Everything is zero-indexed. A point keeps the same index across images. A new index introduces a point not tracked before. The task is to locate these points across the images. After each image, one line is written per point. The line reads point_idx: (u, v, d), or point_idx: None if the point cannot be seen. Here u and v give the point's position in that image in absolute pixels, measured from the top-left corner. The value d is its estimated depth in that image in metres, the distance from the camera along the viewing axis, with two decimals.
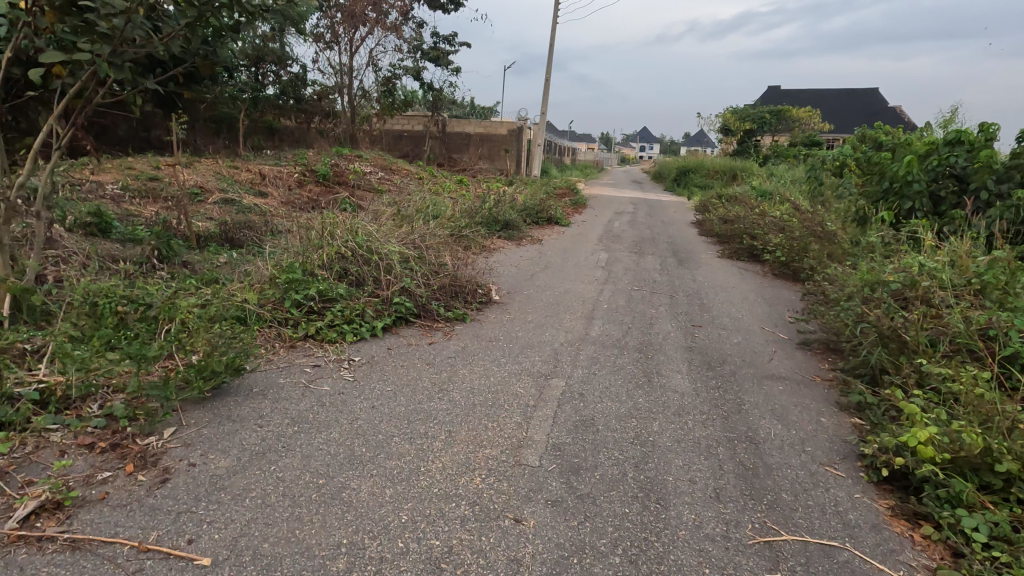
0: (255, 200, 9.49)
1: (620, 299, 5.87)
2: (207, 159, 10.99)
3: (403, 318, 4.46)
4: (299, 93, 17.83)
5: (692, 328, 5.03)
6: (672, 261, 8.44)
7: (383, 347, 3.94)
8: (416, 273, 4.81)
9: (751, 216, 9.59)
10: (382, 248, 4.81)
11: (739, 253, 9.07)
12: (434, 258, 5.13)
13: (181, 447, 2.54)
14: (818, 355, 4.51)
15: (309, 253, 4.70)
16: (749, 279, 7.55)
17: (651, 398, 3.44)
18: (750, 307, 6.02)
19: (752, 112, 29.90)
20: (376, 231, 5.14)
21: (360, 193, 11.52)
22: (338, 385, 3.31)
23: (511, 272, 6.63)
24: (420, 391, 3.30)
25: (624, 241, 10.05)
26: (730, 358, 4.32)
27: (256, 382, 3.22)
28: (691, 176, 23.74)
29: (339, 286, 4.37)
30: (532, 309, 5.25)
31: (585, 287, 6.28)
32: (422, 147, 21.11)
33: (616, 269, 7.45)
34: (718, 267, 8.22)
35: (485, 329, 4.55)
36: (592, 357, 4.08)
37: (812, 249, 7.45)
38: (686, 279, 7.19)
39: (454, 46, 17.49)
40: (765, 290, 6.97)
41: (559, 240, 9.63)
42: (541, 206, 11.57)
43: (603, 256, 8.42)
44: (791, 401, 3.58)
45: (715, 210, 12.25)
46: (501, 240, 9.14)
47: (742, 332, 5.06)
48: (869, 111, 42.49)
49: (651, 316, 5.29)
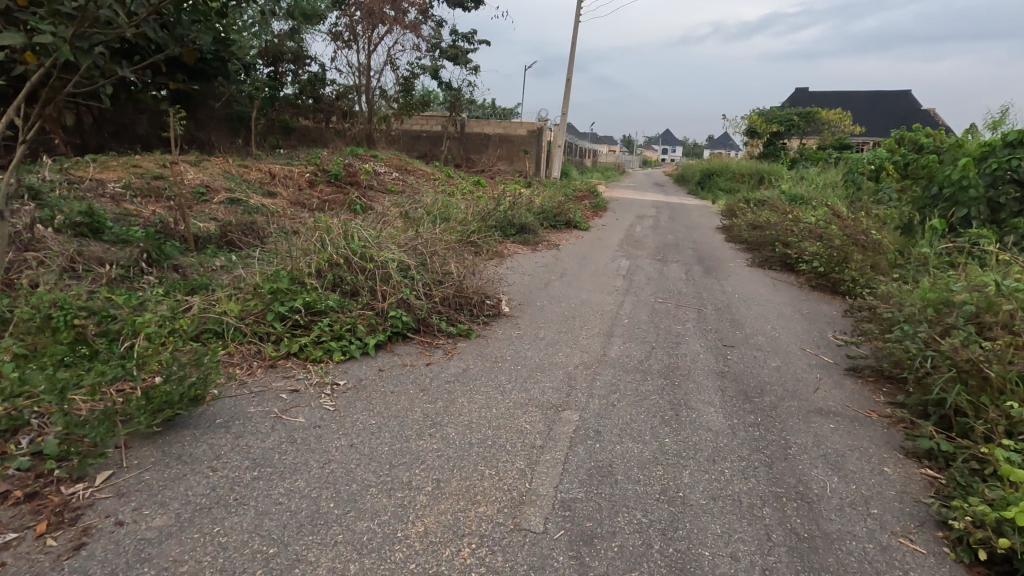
0: (263, 200, 9.19)
1: (642, 313, 5.35)
2: (217, 158, 10.73)
3: (400, 333, 4.01)
4: (316, 92, 17.60)
5: (724, 349, 4.49)
6: (698, 270, 7.86)
7: (374, 369, 3.49)
8: (417, 283, 4.36)
9: (784, 222, 8.96)
10: (380, 255, 4.37)
11: (771, 262, 8.45)
12: (437, 266, 4.68)
13: (112, 498, 2.11)
14: (871, 385, 3.94)
15: (300, 259, 4.28)
16: (784, 291, 6.94)
17: (679, 439, 2.93)
18: (787, 324, 5.44)
19: (779, 115, 29.00)
20: (375, 236, 4.71)
21: (372, 194, 11.17)
22: (316, 416, 2.86)
23: (524, 280, 6.15)
24: (410, 425, 2.84)
25: (646, 246, 9.51)
26: (769, 388, 3.78)
27: (221, 412, 2.80)
28: (715, 179, 23.01)
29: (329, 297, 3.94)
30: (545, 323, 4.76)
31: (604, 299, 5.77)
32: (440, 147, 20.76)
33: (637, 278, 6.91)
34: (749, 277, 7.61)
35: (490, 347, 4.07)
36: (610, 385, 3.58)
37: (854, 260, 6.82)
38: (714, 290, 6.64)
39: (473, 44, 17.10)
40: (802, 304, 6.37)
41: (577, 245, 9.14)
42: (559, 209, 11.07)
43: (625, 264, 7.87)
44: (845, 446, 3.05)
45: (742, 216, 11.61)
46: (515, 245, 8.66)
47: (781, 354, 4.50)
48: (902, 113, 41.07)
49: (677, 334, 4.76)
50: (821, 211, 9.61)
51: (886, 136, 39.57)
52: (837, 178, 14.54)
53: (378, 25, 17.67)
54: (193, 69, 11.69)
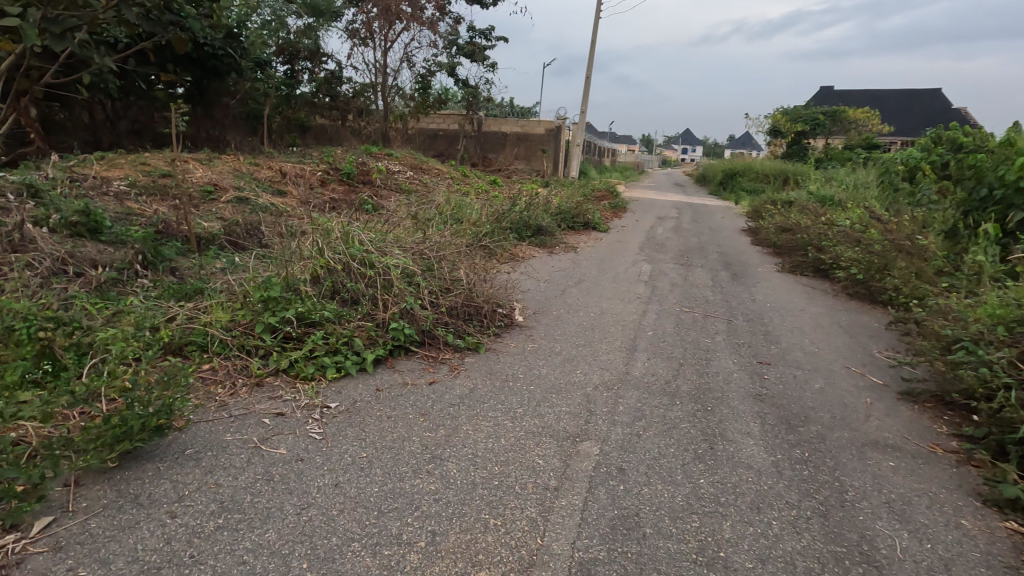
0: (273, 199, 8.96)
1: (667, 324, 4.93)
2: (228, 156, 10.54)
3: (402, 346, 3.66)
4: (332, 90, 17.42)
5: (759, 367, 4.07)
6: (725, 276, 7.39)
7: (370, 390, 3.14)
8: (422, 290, 4.01)
9: (816, 225, 8.44)
10: (382, 260, 4.03)
11: (803, 268, 7.95)
12: (446, 271, 4.32)
13: (46, 553, 1.79)
14: (931, 413, 3.49)
15: (297, 263, 3.96)
16: (820, 300, 6.46)
17: (716, 480, 2.54)
18: (827, 338, 4.98)
19: (804, 113, 28.14)
20: (379, 240, 4.37)
21: (384, 193, 10.90)
22: (301, 447, 2.52)
23: (539, 287, 5.77)
24: (406, 459, 2.48)
25: (669, 250, 9.06)
26: (815, 415, 3.35)
27: (192, 441, 2.47)
28: (738, 179, 22.33)
29: (327, 306, 3.62)
30: (562, 335, 4.38)
31: (626, 308, 5.37)
32: (456, 146, 20.46)
33: (661, 285, 6.49)
34: (781, 284, 7.13)
35: (501, 363, 3.70)
36: (634, 410, 3.18)
37: (897, 267, 6.31)
38: (743, 298, 6.18)
39: (491, 41, 16.74)
40: (841, 315, 5.89)
41: (596, 248, 8.73)
42: (577, 210, 10.66)
43: (647, 269, 7.44)
44: (912, 491, 2.62)
45: (769, 218, 11.08)
46: (531, 247, 8.29)
47: (824, 374, 4.06)
48: (933, 113, 39.71)
49: (707, 349, 4.34)
50: (856, 213, 9.08)
51: (915, 136, 38.29)
52: (868, 179, 13.90)
53: (395, 21, 17.43)
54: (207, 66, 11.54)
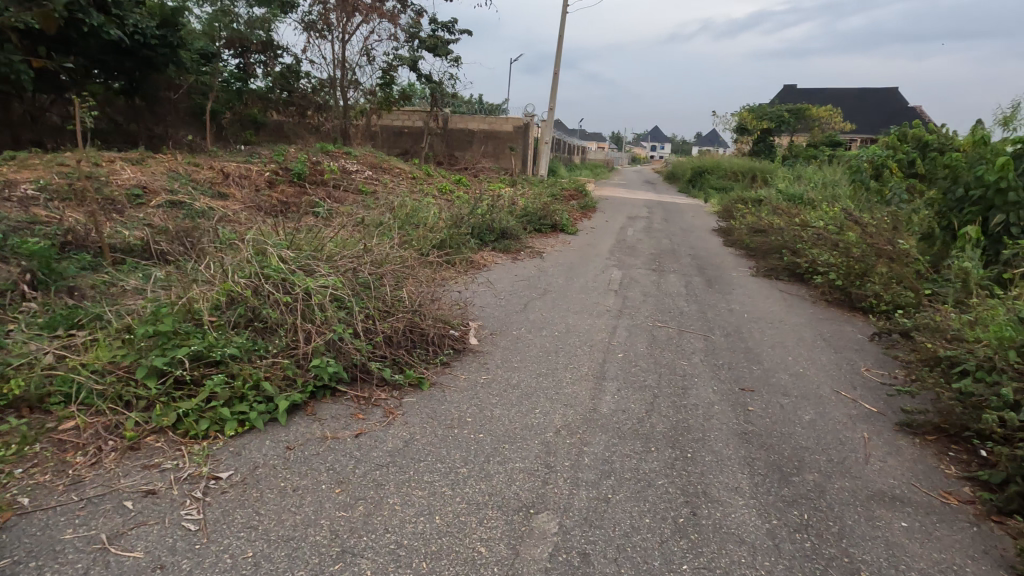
0: (211, 202, 8.20)
1: (640, 343, 4.44)
2: (166, 155, 9.67)
3: (327, 387, 3.06)
4: (288, 85, 16.55)
5: (743, 396, 3.60)
6: (700, 282, 6.98)
7: (277, 448, 2.54)
8: (355, 317, 3.41)
9: (790, 227, 8.13)
10: (307, 282, 3.42)
11: (778, 273, 7.60)
12: (385, 292, 3.75)
13: None
14: (937, 450, 3.08)
15: (203, 286, 3.33)
16: (799, 309, 6.09)
17: (701, 566, 2.03)
18: (813, 356, 4.57)
19: (769, 111, 28.27)
20: (307, 258, 3.76)
21: (339, 195, 10.20)
22: (165, 547, 1.91)
23: (500, 301, 5.24)
24: (307, 557, 1.91)
25: (640, 253, 8.66)
26: (810, 458, 2.89)
27: (13, 547, 1.85)
28: (707, 177, 22.22)
29: (233, 341, 2.99)
30: (521, 362, 3.84)
31: (594, 323, 4.87)
32: (420, 144, 19.74)
33: (632, 294, 6.03)
34: (757, 291, 6.76)
35: (446, 402, 3.15)
36: (601, 462, 2.67)
37: (877, 273, 5.97)
38: (719, 308, 5.78)
39: (454, 34, 16.09)
40: (822, 326, 5.52)
41: (563, 252, 8.25)
42: (544, 211, 10.14)
43: (617, 275, 6.98)
44: (935, 567, 2.16)
45: (741, 218, 10.78)
46: (494, 253, 7.74)
47: (814, 402, 3.61)
48: (892, 111, 40.61)
49: (684, 375, 3.86)
50: (829, 214, 8.81)
51: (875, 134, 39.11)
52: (836, 176, 13.78)
53: (353, 13, 16.64)
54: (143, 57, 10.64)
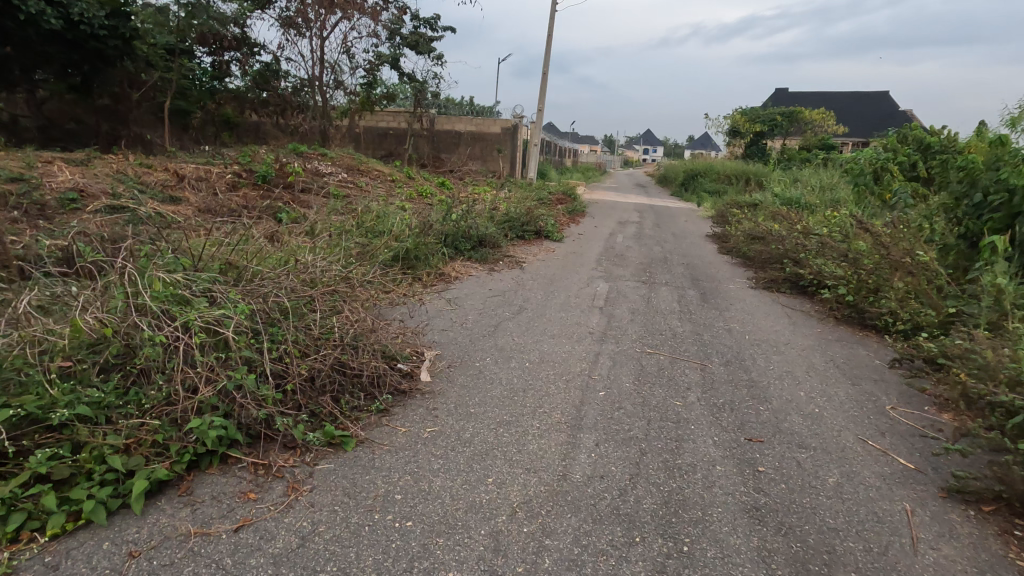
0: (159, 206, 7.46)
1: (625, 377, 3.74)
2: (116, 156, 8.94)
3: (215, 453, 2.35)
4: (264, 84, 15.82)
5: (750, 451, 2.91)
6: (693, 296, 6.31)
7: (115, 558, 1.83)
8: (265, 357, 2.70)
9: (791, 234, 7.49)
10: (201, 314, 2.68)
11: (779, 285, 6.94)
12: (308, 325, 3.04)
13: None
14: (1001, 531, 2.40)
15: (63, 317, 2.59)
16: (805, 328, 5.43)
17: None
18: (828, 390, 3.89)
19: (762, 114, 27.76)
20: (211, 282, 3.03)
21: (306, 198, 9.47)
22: None
23: (465, 323, 4.57)
24: None
25: (629, 262, 8.00)
26: (842, 548, 2.21)
27: None
28: (700, 180, 21.65)
29: (86, 394, 2.25)
30: (479, 407, 3.13)
31: (571, 350, 4.18)
32: (404, 145, 19.02)
33: (618, 312, 5.36)
34: (757, 306, 6.11)
35: (373, 470, 2.44)
36: (566, 566, 1.97)
37: (892, 287, 5.33)
38: (717, 328, 5.12)
39: (436, 30, 15.42)
40: (833, 350, 4.87)
41: (546, 262, 7.59)
42: (528, 216, 9.44)
43: (603, 288, 6.31)
44: None
45: (737, 224, 10.14)
46: (469, 263, 7.06)
47: (837, 458, 2.94)
48: (884, 114, 40.31)
49: (678, 421, 3.16)
50: (831, 220, 8.20)
51: (867, 137, 38.85)
52: (833, 180, 13.19)
53: (331, 9, 15.93)
54: (92, 49, 9.99)
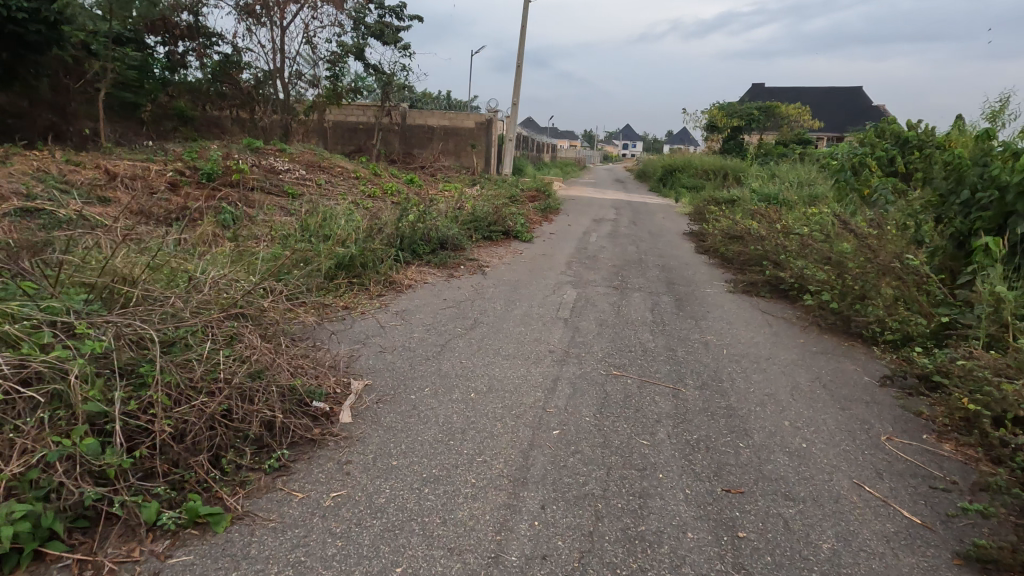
0: (81, 206, 6.72)
1: (585, 410, 3.22)
2: (42, 152, 8.15)
3: (23, 551, 1.77)
4: (221, 75, 14.97)
5: (729, 508, 2.41)
6: (667, 304, 5.82)
7: None
8: (118, 411, 2.12)
9: (771, 234, 7.05)
10: (28, 360, 2.08)
11: (758, 288, 6.51)
12: (186, 368, 2.46)
13: None
14: None
15: None
16: (787, 338, 4.98)
17: None
18: (816, 417, 3.42)
19: (739, 109, 27.55)
20: (62, 313, 2.42)
21: (256, 197, 8.77)
22: None
23: (408, 343, 4.02)
24: None
25: (601, 265, 7.51)
26: None
27: None
28: (678, 175, 21.31)
29: None
30: (403, 457, 2.58)
31: (526, 375, 3.64)
32: (373, 140, 18.28)
33: (585, 324, 4.84)
34: (737, 314, 5.65)
35: (243, 563, 1.87)
36: None
37: (879, 294, 4.90)
38: (692, 342, 4.63)
39: (402, 19, 14.72)
40: (819, 364, 4.42)
41: (511, 265, 7.05)
42: (494, 215, 8.87)
43: (570, 296, 5.80)
44: None
45: (715, 221, 9.72)
46: (426, 268, 6.49)
47: (831, 512, 2.46)
48: (858, 109, 40.55)
49: (643, 469, 2.65)
50: (812, 218, 7.80)
51: (842, 132, 39.13)
52: (812, 175, 12.86)
53: None
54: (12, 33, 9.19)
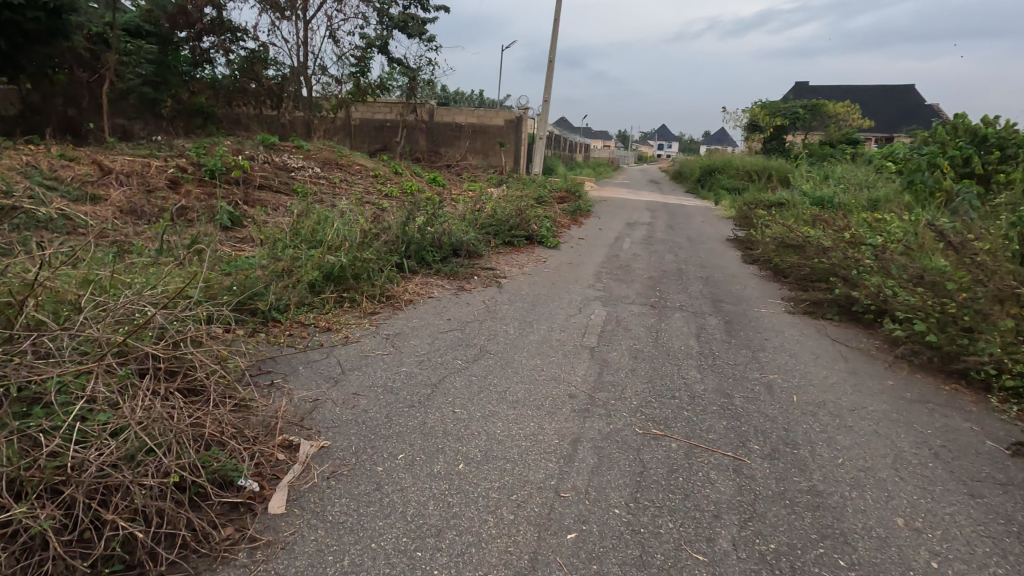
0: (62, 203, 6.15)
1: (615, 495, 2.33)
2: (38, 147, 7.70)
3: None
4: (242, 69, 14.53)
5: None
6: (717, 329, 4.82)
7: None
8: None
9: (838, 244, 5.98)
10: None
11: (824, 309, 5.47)
12: (28, 450, 1.72)
13: None
14: None
15: None
16: (871, 378, 3.97)
17: None
18: (941, 512, 2.44)
19: (784, 107, 25.96)
20: None
21: (260, 195, 8.15)
22: None
23: (391, 383, 3.19)
24: None
25: (635, 276, 6.58)
26: None
27: None
28: (717, 176, 20.06)
29: None
30: None
31: (536, 434, 2.76)
32: (397, 137, 17.66)
33: (616, 356, 3.93)
34: (802, 342, 4.64)
35: None
36: None
37: (996, 326, 3.84)
38: (752, 384, 3.66)
39: (428, 9, 14.02)
40: (923, 420, 3.39)
41: (531, 276, 6.19)
42: (516, 218, 8.01)
43: (598, 316, 4.91)
44: None
45: (765, 227, 8.63)
46: (434, 278, 5.69)
47: None
48: (911, 107, 38.18)
49: None
50: (884, 225, 6.67)
51: (892, 133, 37.04)
52: (872, 176, 11.59)
53: None
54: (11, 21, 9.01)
